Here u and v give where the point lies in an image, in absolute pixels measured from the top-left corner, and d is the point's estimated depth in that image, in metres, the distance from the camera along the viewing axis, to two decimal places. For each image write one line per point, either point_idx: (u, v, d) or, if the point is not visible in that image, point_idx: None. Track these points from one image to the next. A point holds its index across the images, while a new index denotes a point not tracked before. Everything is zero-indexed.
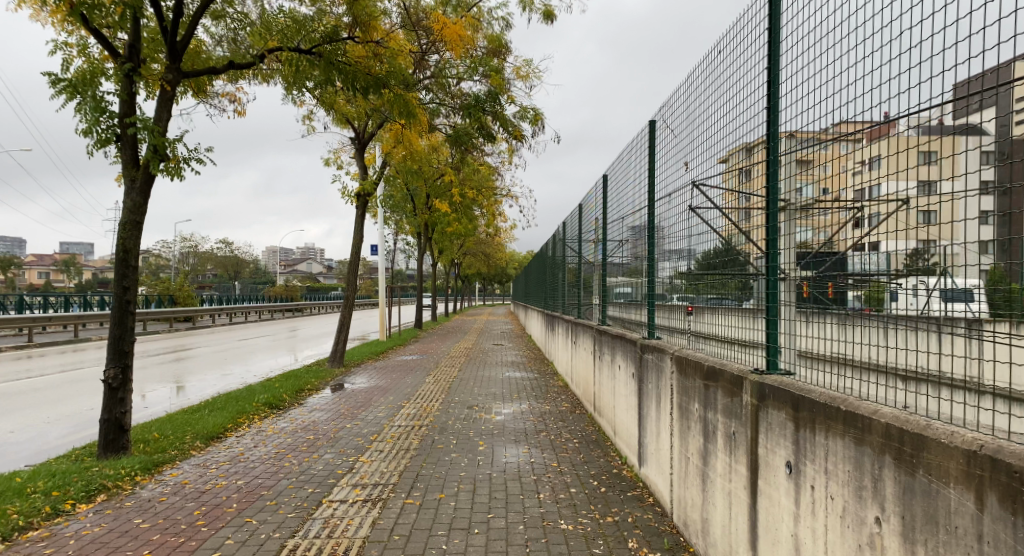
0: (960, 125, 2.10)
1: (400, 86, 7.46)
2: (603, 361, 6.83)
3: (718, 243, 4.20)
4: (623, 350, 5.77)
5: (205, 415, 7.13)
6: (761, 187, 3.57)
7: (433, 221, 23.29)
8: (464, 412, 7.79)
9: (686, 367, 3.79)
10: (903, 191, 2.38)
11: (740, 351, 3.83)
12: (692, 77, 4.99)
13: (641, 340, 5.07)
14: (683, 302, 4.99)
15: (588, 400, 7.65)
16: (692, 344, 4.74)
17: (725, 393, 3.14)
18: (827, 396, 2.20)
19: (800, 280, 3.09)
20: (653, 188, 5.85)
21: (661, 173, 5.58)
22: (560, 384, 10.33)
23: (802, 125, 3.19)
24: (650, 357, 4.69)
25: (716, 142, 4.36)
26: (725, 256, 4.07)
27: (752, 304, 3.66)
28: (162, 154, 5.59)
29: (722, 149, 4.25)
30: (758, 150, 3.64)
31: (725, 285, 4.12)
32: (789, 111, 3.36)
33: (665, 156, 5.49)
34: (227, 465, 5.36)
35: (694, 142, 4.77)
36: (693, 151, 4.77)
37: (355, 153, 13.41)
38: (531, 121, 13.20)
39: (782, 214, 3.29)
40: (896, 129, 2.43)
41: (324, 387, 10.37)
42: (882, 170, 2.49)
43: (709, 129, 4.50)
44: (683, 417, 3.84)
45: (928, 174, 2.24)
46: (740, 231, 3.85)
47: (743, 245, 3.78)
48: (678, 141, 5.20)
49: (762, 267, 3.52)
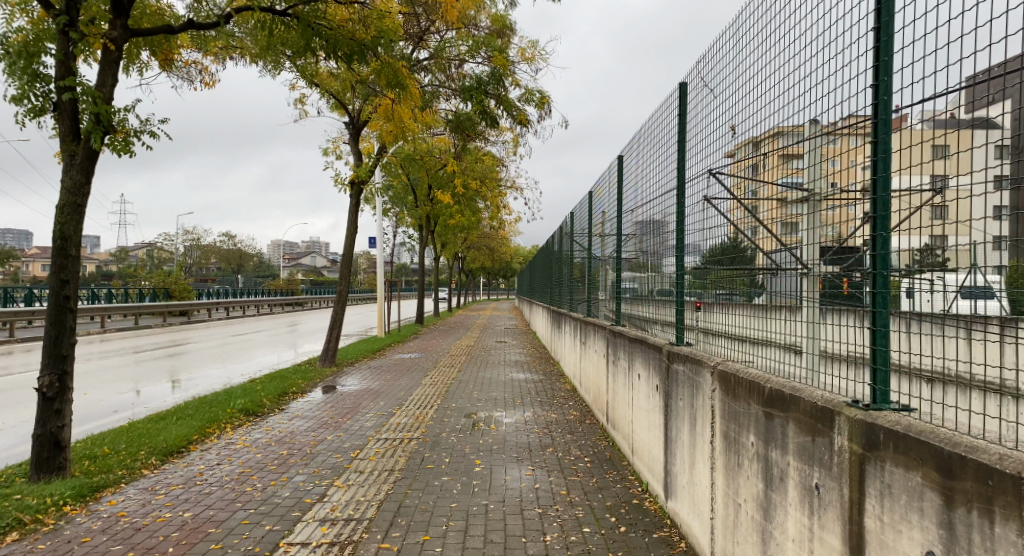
0: (978, 118, 1.82)
1: (387, 52, 6.68)
2: (617, 368, 6.02)
3: (726, 239, 3.95)
4: (642, 357, 4.96)
5: (169, 425, 6.34)
6: (772, 180, 3.33)
7: (434, 213, 22.54)
8: (461, 421, 7.02)
9: (734, 387, 2.96)
10: (912, 187, 2.10)
11: (751, 349, 3.72)
12: (742, 18, 3.97)
13: (667, 346, 4.24)
14: (693, 296, 4.67)
15: (600, 409, 6.87)
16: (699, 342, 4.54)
17: (802, 431, 2.30)
18: (1014, 460, 1.37)
19: (820, 276, 2.84)
20: (680, 160, 4.92)
21: (694, 141, 4.63)
22: (568, 388, 9.56)
23: (899, 65, 2.21)
24: (681, 369, 3.87)
25: (778, 99, 3.36)
26: (733, 253, 3.85)
27: (763, 300, 3.53)
28: (106, 125, 4.71)
29: (789, 108, 3.22)
30: (768, 143, 3.42)
31: (732, 281, 3.91)
32: (899, 36, 2.23)
33: (699, 120, 4.57)
34: (179, 491, 4.56)
35: (744, 100, 3.79)
36: (746, 109, 3.77)
37: (350, 138, 12.66)
38: (537, 104, 12.38)
39: (799, 206, 3.08)
40: (904, 123, 2.13)
41: (312, 389, 9.56)
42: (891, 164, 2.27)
43: (767, 81, 3.51)
44: (730, 450, 3.02)
45: (937, 171, 1.98)
46: (747, 227, 3.67)
47: (749, 239, 3.62)
48: (716, 103, 4.27)
49: (778, 261, 3.29)
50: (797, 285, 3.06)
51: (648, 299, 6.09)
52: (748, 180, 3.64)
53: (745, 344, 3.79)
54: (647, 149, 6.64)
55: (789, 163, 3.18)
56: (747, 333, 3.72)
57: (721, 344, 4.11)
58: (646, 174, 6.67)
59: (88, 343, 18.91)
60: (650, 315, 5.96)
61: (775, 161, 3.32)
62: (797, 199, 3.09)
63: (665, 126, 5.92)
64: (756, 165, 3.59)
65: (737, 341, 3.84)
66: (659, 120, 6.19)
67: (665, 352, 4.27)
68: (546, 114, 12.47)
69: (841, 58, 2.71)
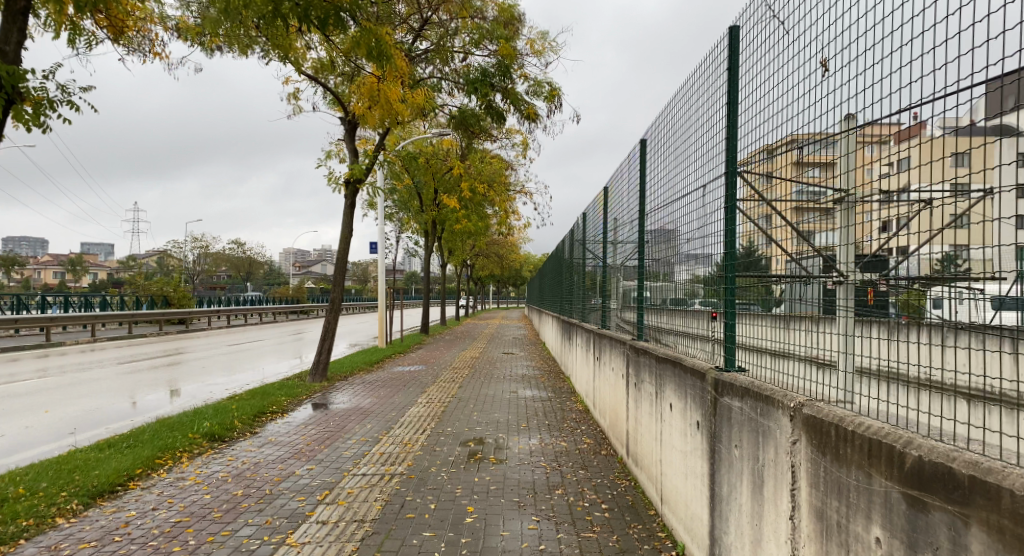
0: (993, 123, 1.79)
1: (367, 17, 5.80)
2: (641, 393, 5.02)
3: (737, 247, 3.77)
4: (675, 383, 3.96)
5: (111, 455, 5.39)
6: (781, 190, 3.19)
7: (440, 218, 21.68)
8: (457, 450, 6.05)
9: (847, 446, 1.93)
10: (928, 192, 2.12)
11: (771, 362, 3.36)
12: None
13: (713, 373, 3.24)
14: (709, 306, 4.31)
15: (618, 438, 5.90)
16: (749, 361, 3.62)
17: (1009, 550, 1.26)
18: None
19: (865, 281, 2.74)
20: (730, 127, 3.98)
21: (748, 102, 3.78)
22: (580, 407, 8.61)
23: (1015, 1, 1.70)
24: (739, 408, 2.87)
25: (817, 84, 2.96)
26: (746, 261, 3.64)
27: (782, 310, 3.31)
28: (13, 93, 3.88)
29: (829, 98, 2.82)
30: (782, 154, 3.22)
31: (745, 290, 3.66)
32: None
33: (760, 60, 3.66)
34: (86, 552, 3.59)
35: (835, 22, 2.86)
36: (839, 36, 2.81)
37: (346, 135, 11.81)
38: (546, 98, 11.52)
39: (809, 215, 2.95)
40: (924, 130, 2.10)
41: (296, 408, 8.58)
42: (910, 170, 2.23)
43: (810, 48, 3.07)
44: (834, 536, 1.99)
45: (959, 179, 1.95)
46: (760, 235, 3.44)
47: (763, 248, 3.38)
48: (783, 48, 3.37)
49: (814, 268, 3.00)
50: (824, 294, 2.97)
51: (661, 308, 5.60)
52: (759, 189, 3.43)
53: (758, 357, 3.49)
54: (672, 131, 5.64)
55: (800, 170, 3.05)
56: (759, 344, 3.44)
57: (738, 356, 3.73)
58: (669, 165, 5.69)
59: (78, 353, 18.07)
60: (671, 327, 5.17)
61: (789, 169, 3.13)
62: (813, 207, 2.92)
63: (697, 103, 4.87)
64: (768, 173, 3.36)
65: (750, 353, 3.51)
66: (691, 93, 5.06)
67: (709, 380, 3.28)
68: (555, 108, 11.63)
69: (904, 31, 2.30)
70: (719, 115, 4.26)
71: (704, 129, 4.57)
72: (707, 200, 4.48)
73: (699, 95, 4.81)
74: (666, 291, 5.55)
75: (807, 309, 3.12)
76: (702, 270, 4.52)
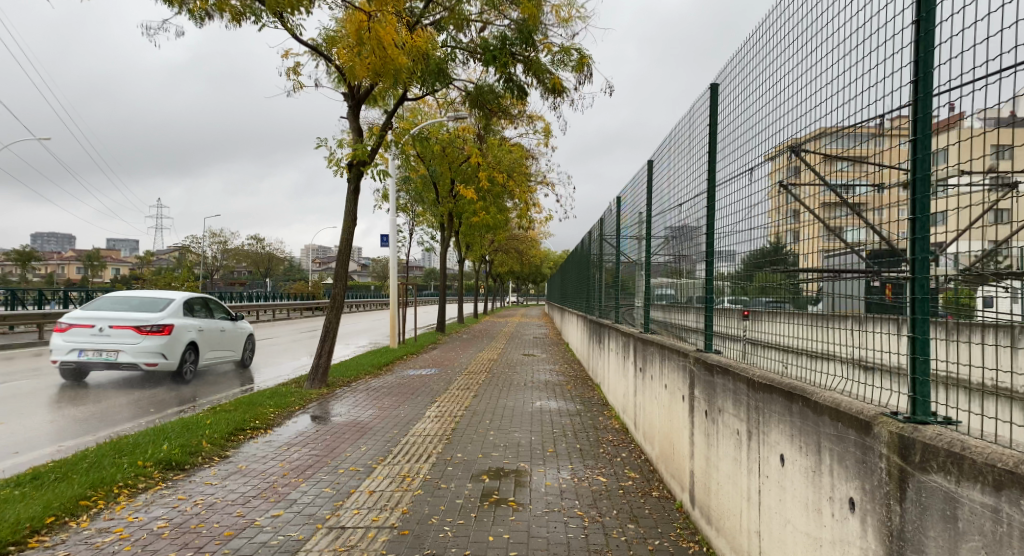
0: None
1: None
2: (713, 425, 3.72)
3: (766, 242, 3.42)
4: (785, 427, 2.66)
5: (21, 497, 4.16)
6: (811, 182, 2.90)
7: (457, 210, 20.42)
8: (470, 487, 4.79)
9: None
10: (974, 186, 1.87)
11: (810, 362, 2.99)
12: None
13: (889, 426, 1.92)
14: (738, 305, 3.85)
15: (674, 475, 4.61)
16: (811, 365, 3.01)
17: None
18: None
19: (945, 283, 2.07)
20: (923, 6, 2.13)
21: (822, 48, 2.95)
22: (615, 424, 7.35)
23: None
24: (989, 517, 1.47)
25: (851, 68, 2.65)
26: (772, 259, 3.32)
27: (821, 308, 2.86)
28: None
29: (860, 83, 2.55)
30: (811, 145, 2.95)
31: (777, 290, 3.28)
32: None
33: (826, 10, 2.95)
34: None
35: None
36: None
37: (349, 110, 10.52)
38: (574, 68, 10.13)
39: (838, 209, 2.68)
40: (961, 120, 1.88)
41: (282, 422, 7.34)
42: (947, 163, 1.95)
43: (840, 33, 2.79)
44: None
45: (1001, 168, 1.77)
46: (788, 231, 3.17)
47: (791, 244, 3.10)
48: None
49: (850, 263, 2.63)
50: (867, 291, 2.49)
51: (686, 306, 5.08)
52: (787, 185, 3.14)
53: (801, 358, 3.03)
54: (698, 114, 5.11)
55: (831, 164, 2.74)
56: (800, 343, 3.03)
57: (774, 359, 3.33)
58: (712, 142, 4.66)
59: None
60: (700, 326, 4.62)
61: (816, 162, 2.87)
62: (840, 203, 2.67)
63: (757, 65, 3.84)
64: (796, 168, 3.10)
65: (787, 353, 3.16)
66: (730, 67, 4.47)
67: (886, 440, 1.91)
68: (585, 79, 10.21)
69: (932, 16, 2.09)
70: (768, 89, 3.57)
71: (745, 108, 3.94)
72: (755, 189, 3.60)
73: (765, 51, 3.73)
74: (682, 289, 5.28)
75: (849, 307, 2.64)
76: (727, 268, 4.07)
